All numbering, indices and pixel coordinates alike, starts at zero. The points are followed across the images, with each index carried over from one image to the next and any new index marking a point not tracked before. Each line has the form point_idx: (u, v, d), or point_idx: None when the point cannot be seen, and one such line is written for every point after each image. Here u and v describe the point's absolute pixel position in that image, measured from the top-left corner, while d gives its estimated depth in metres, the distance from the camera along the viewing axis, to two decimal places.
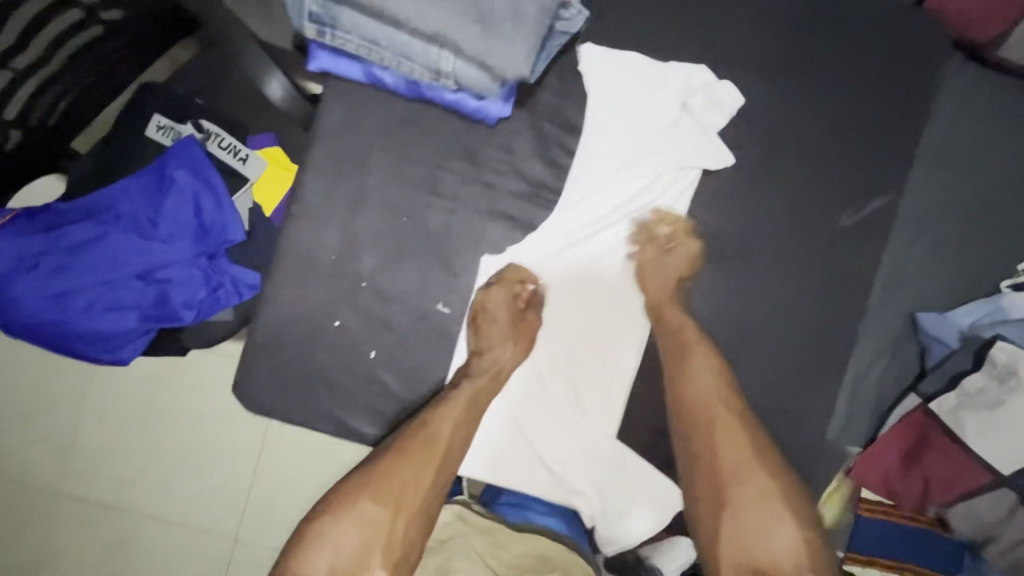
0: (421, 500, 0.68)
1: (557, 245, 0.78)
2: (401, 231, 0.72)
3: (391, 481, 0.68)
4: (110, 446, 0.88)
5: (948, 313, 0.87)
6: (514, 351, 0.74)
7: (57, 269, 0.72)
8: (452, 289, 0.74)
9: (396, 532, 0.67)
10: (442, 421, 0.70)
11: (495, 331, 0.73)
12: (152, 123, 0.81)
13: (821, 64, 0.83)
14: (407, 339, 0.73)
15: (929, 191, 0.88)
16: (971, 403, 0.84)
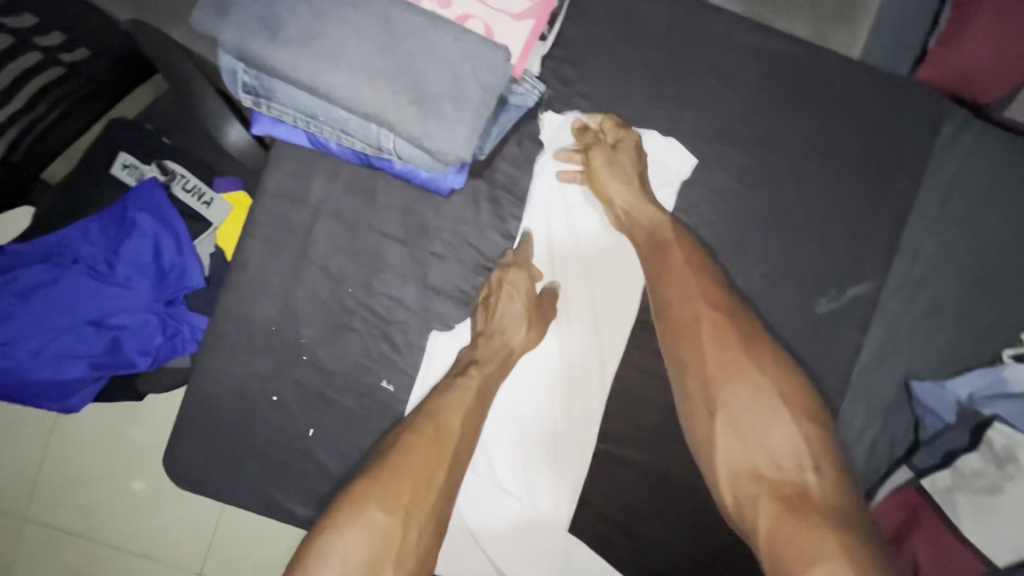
0: (430, 505, 0.73)
1: (562, 233, 0.86)
2: (346, 302, 0.82)
3: (402, 485, 0.72)
4: (113, 498, 1.44)
5: (947, 384, 0.95)
6: (527, 334, 0.82)
7: (14, 311, 0.87)
8: (394, 367, 0.82)
9: (409, 541, 0.70)
10: (454, 401, 0.78)
11: (509, 313, 0.81)
12: (119, 161, 0.99)
13: (788, 137, 0.89)
14: (346, 419, 0.81)
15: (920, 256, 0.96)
16: (968, 486, 0.88)
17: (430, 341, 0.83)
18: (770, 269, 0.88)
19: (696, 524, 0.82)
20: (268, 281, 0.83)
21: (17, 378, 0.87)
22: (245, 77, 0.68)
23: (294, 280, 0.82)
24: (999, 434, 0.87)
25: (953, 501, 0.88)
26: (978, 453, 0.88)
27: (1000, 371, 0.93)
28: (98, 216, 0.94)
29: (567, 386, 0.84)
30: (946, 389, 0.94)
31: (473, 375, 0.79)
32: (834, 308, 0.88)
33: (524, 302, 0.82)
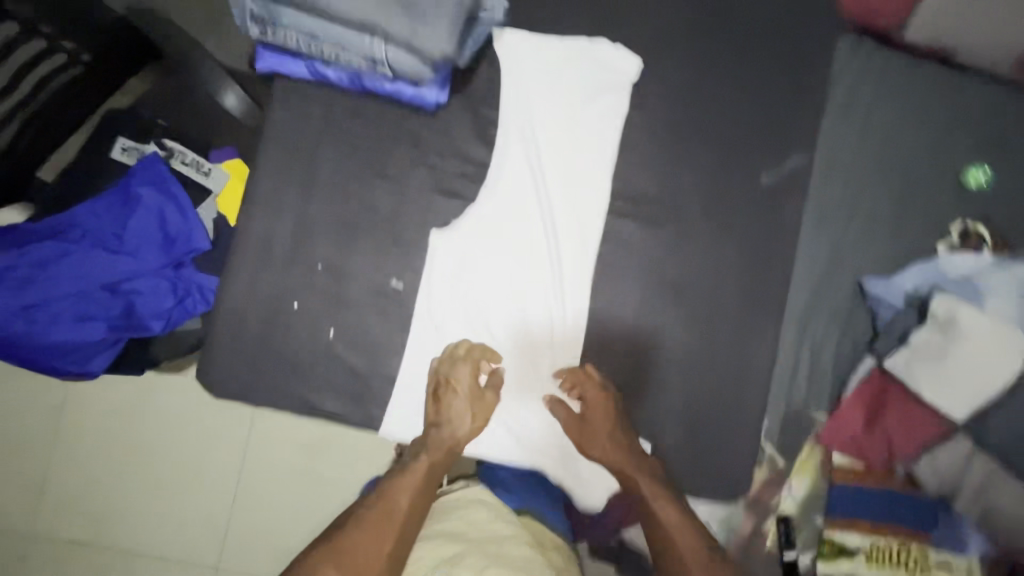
0: (381, 574, 0.73)
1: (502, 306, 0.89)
2: (347, 216, 0.87)
3: (350, 559, 0.74)
4: (131, 512, 1.44)
5: (893, 279, 1.19)
6: (471, 424, 0.86)
7: (29, 281, 0.91)
8: (404, 266, 0.88)
9: None
10: (407, 484, 0.82)
11: (455, 406, 0.86)
12: (118, 145, 1.05)
13: (722, 34, 0.96)
14: (360, 321, 0.86)
15: (847, 164, 1.22)
16: (921, 356, 1.15)
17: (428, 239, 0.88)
18: (719, 155, 0.92)
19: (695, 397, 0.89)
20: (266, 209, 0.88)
21: (35, 342, 0.91)
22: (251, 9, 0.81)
23: (291, 206, 0.87)
24: (940, 306, 1.15)
25: (910, 370, 1.15)
26: (927, 325, 1.15)
27: (935, 262, 1.21)
28: (102, 196, 0.99)
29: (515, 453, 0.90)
30: (895, 283, 1.19)
31: (423, 464, 0.84)
32: (774, 185, 0.92)
33: (469, 402, 0.86)
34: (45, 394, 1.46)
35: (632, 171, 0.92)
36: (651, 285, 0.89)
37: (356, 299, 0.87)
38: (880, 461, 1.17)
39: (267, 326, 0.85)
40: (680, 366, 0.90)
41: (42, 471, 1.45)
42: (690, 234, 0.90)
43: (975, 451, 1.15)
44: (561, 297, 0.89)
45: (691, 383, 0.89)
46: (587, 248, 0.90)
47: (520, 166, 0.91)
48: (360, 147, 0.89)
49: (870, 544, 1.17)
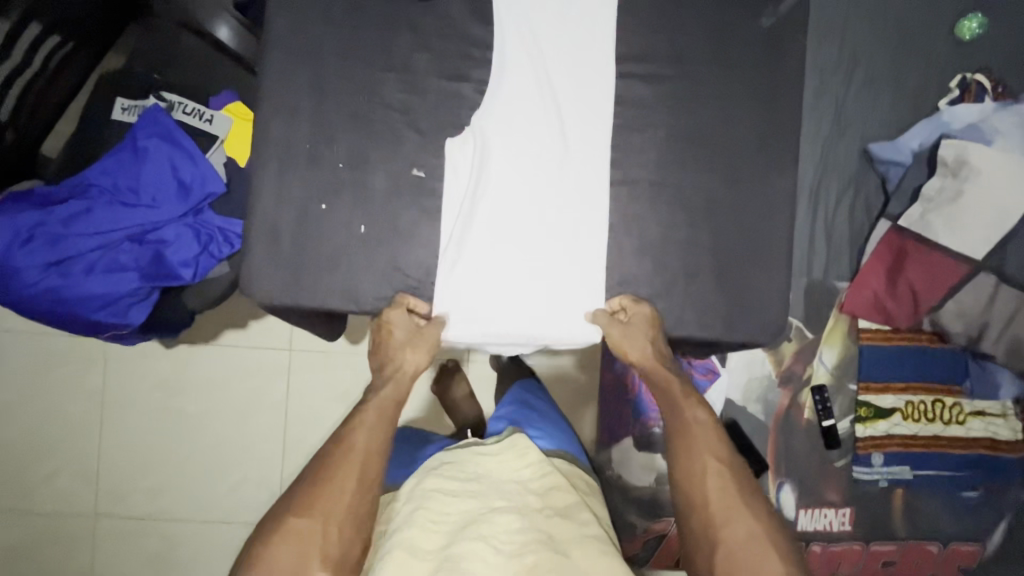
0: (345, 506, 0.74)
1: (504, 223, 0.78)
2: (330, 110, 0.76)
3: (314, 499, 0.74)
4: (180, 481, 1.48)
5: (900, 141, 1.22)
6: (415, 356, 0.78)
7: (56, 240, 0.93)
8: (400, 155, 0.77)
9: (328, 536, 0.74)
10: (364, 423, 0.77)
11: (401, 336, 0.77)
12: (117, 106, 1.06)
13: None
14: (369, 232, 0.76)
15: (834, 39, 1.26)
16: (937, 205, 1.16)
17: (443, 129, 0.77)
18: None
19: (741, 263, 0.81)
20: (261, 118, 0.77)
21: (72, 296, 0.93)
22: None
23: (290, 107, 0.76)
24: (949, 152, 1.15)
25: (928, 224, 1.16)
26: (938, 174, 1.16)
27: (939, 116, 1.22)
28: (112, 153, 0.99)
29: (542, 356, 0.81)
30: (898, 143, 1.22)
31: (373, 409, 0.78)
32: (777, 23, 0.81)
33: (410, 344, 0.77)
34: (79, 381, 1.47)
35: (636, 26, 0.79)
36: (674, 152, 0.80)
37: (376, 202, 0.76)
38: (908, 319, 1.20)
39: (276, 243, 0.76)
40: (739, 235, 0.81)
41: (92, 455, 1.47)
42: (707, 87, 0.80)
43: (999, 289, 1.16)
44: (575, 205, 0.79)
45: (744, 258, 0.81)
46: (597, 143, 0.79)
47: (522, 47, 0.77)
48: (349, 28, 0.76)
49: (907, 402, 1.25)
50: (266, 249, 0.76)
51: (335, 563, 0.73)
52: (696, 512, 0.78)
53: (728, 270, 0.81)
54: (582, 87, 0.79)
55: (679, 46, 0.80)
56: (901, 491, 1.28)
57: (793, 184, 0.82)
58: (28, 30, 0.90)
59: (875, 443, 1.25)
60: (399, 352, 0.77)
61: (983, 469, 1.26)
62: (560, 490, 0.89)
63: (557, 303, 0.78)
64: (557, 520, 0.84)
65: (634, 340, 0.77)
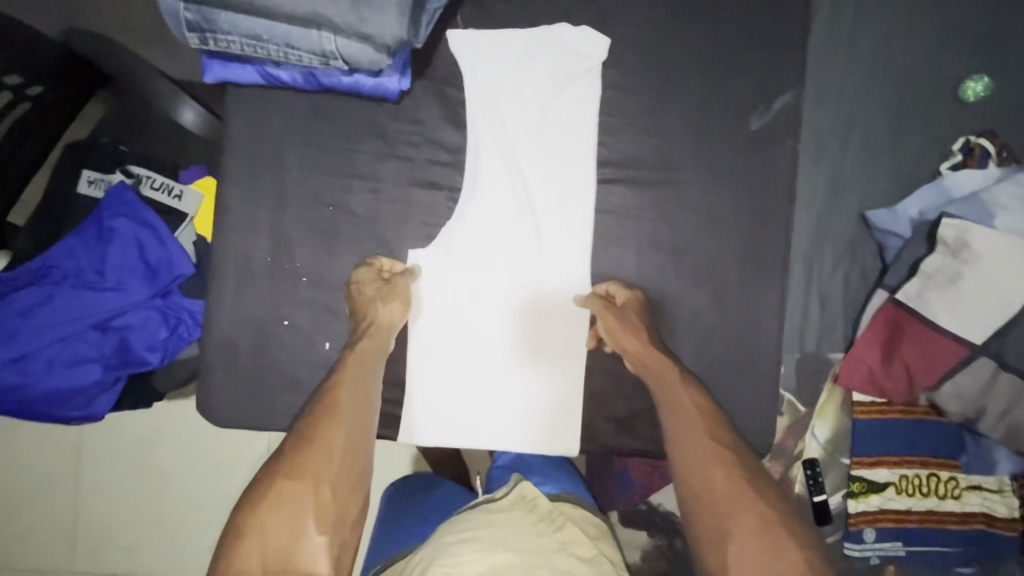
0: (336, 462, 0.63)
1: (475, 314, 0.76)
2: (293, 222, 0.73)
3: (303, 456, 0.63)
4: (159, 538, 1.45)
5: (898, 209, 1.18)
6: (395, 308, 0.71)
7: (15, 332, 0.89)
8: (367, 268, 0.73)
9: (322, 497, 0.61)
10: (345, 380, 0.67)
11: (378, 295, 0.71)
12: (84, 179, 1.01)
13: None
14: (334, 350, 0.73)
15: (831, 103, 1.22)
16: (935, 284, 1.12)
17: (412, 239, 0.74)
18: (711, 94, 0.76)
19: (722, 375, 0.78)
20: (221, 225, 0.74)
21: (34, 390, 0.90)
22: (186, 13, 0.59)
23: (251, 216, 0.73)
24: (950, 231, 1.11)
25: (926, 301, 1.12)
26: (937, 252, 1.12)
27: (940, 183, 1.17)
28: (77, 233, 0.95)
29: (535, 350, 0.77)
30: (897, 212, 1.18)
31: (352, 363, 0.69)
32: (767, 124, 0.77)
33: (382, 298, 0.70)
34: (57, 435, 1.45)
35: (616, 130, 0.76)
36: (655, 261, 0.77)
37: (340, 318, 0.73)
38: (904, 397, 1.16)
39: (237, 361, 0.72)
40: (723, 347, 0.78)
41: (70, 512, 1.45)
42: (691, 194, 0.77)
43: (998, 375, 1.11)
44: (551, 294, 0.77)
45: (727, 373, 0.78)
46: (575, 233, 0.76)
47: (497, 154, 0.75)
48: (314, 137, 0.73)
49: (902, 476, 1.21)
50: (225, 367, 0.73)
51: (333, 524, 0.60)
52: (702, 505, 0.65)
53: (713, 386, 0.78)
54: (558, 197, 0.76)
55: (662, 151, 0.76)
56: (892, 567, 1.24)
57: (781, 291, 0.79)
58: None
59: (867, 518, 1.21)
60: (372, 302, 0.70)
61: (980, 546, 1.22)
62: (577, 541, 0.82)
63: (523, 412, 0.77)
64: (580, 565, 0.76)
65: (622, 327, 0.73)
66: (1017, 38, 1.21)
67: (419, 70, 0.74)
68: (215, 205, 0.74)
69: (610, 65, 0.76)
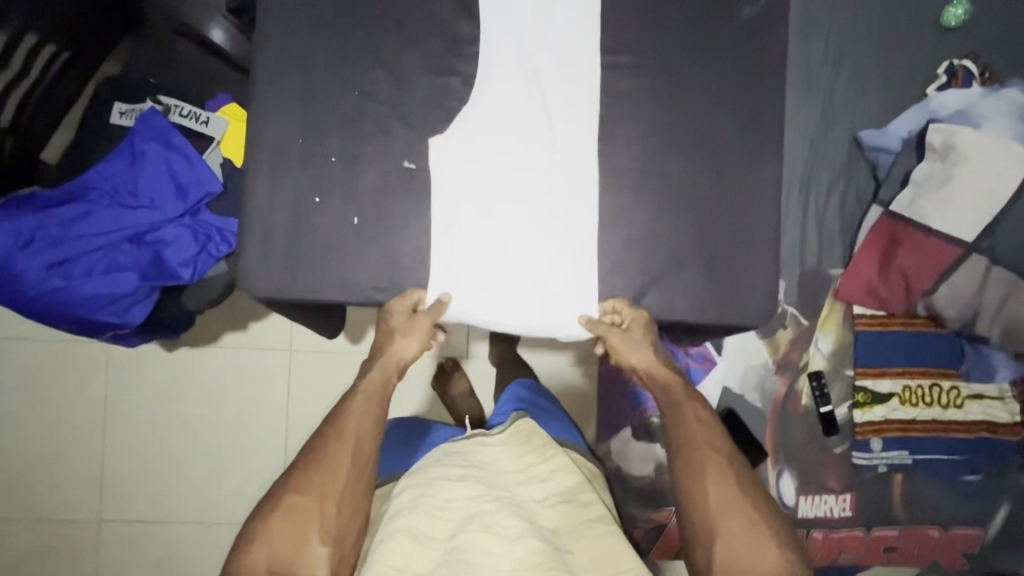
0: (342, 484, 0.77)
1: (492, 194, 0.80)
2: (323, 108, 0.78)
3: (307, 483, 0.76)
4: (183, 483, 1.49)
5: (888, 129, 1.24)
6: (412, 344, 0.81)
7: (56, 242, 0.94)
8: (392, 151, 0.79)
9: (328, 515, 0.76)
10: (354, 409, 0.80)
11: (401, 329, 0.80)
12: (115, 110, 1.07)
13: None
14: (363, 227, 0.78)
15: (820, 29, 1.28)
16: (927, 190, 1.17)
17: (432, 124, 0.79)
18: None
19: (729, 248, 0.83)
20: (255, 114, 0.80)
21: (74, 296, 0.95)
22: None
23: (282, 104, 0.78)
24: (936, 136, 1.16)
25: (919, 208, 1.17)
26: (927, 159, 1.18)
27: (925, 104, 1.24)
28: (111, 157, 1.00)
29: (550, 231, 0.80)
30: (888, 130, 1.24)
31: (361, 394, 0.81)
32: (758, 13, 0.83)
33: (404, 331, 0.80)
34: (82, 385, 1.48)
35: (618, 18, 0.81)
36: (660, 141, 0.82)
37: (368, 195, 0.78)
38: (902, 305, 1.22)
39: (273, 238, 0.78)
40: (728, 222, 0.83)
41: (96, 460, 1.48)
42: (691, 76, 0.82)
43: (991, 270, 1.17)
44: (564, 170, 0.81)
45: (733, 245, 0.83)
46: (585, 113, 0.81)
47: (508, 45, 0.80)
48: (339, 28, 0.78)
49: (905, 387, 1.25)
50: (263, 245, 0.78)
51: (334, 538, 0.75)
52: (699, 513, 0.77)
53: (719, 257, 0.82)
54: (567, 80, 0.81)
55: (664, 38, 0.82)
56: (900, 476, 1.28)
57: (778, 169, 0.84)
58: (24, 42, 0.93)
59: (873, 428, 1.25)
60: (396, 337, 0.81)
61: (983, 452, 1.26)
62: (564, 473, 0.94)
63: (541, 286, 0.80)
64: (560, 505, 0.90)
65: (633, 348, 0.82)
66: None
67: None
68: (249, 98, 0.80)
69: None
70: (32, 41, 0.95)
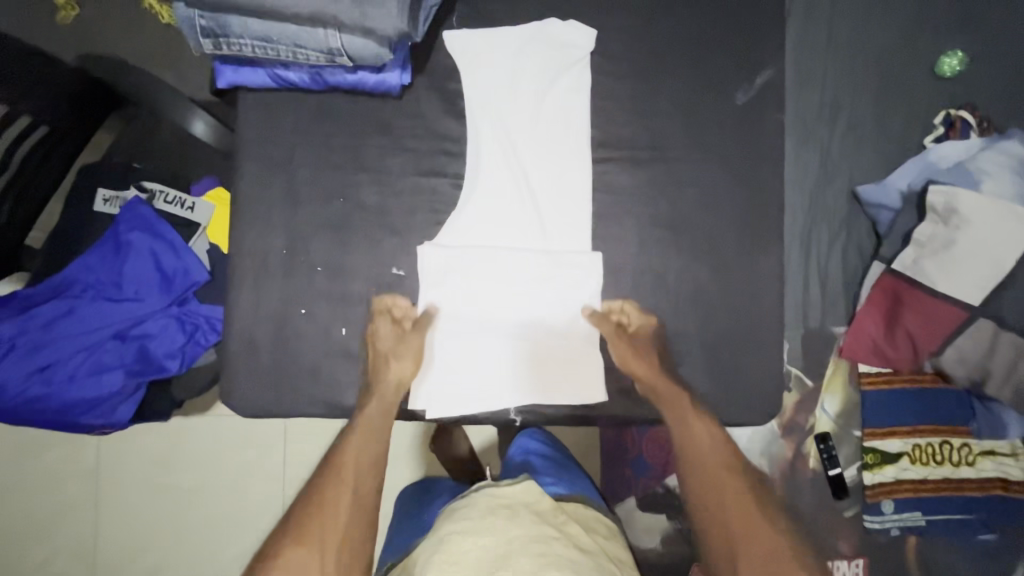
0: (342, 525, 0.77)
1: (482, 299, 0.77)
2: (305, 216, 0.76)
3: (309, 527, 0.76)
4: (176, 559, 1.44)
5: (887, 183, 1.21)
6: (408, 363, 0.74)
7: (40, 344, 0.92)
8: (378, 258, 0.76)
9: (329, 563, 0.74)
10: (351, 447, 0.81)
11: (395, 347, 0.74)
12: (99, 197, 1.05)
13: None
14: (351, 339, 0.76)
15: (814, 84, 1.26)
16: (929, 251, 1.14)
17: (419, 229, 0.77)
18: (696, 72, 0.80)
19: (733, 341, 0.80)
20: (238, 224, 0.77)
21: (58, 399, 0.92)
22: (200, 21, 0.63)
23: (265, 214, 0.76)
24: (938, 199, 1.13)
25: (921, 268, 1.15)
26: (928, 220, 1.15)
27: (925, 156, 1.21)
28: (94, 249, 0.97)
29: (542, 335, 0.78)
30: (886, 185, 1.21)
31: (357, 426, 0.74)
32: (752, 98, 0.81)
33: (395, 354, 0.74)
34: (72, 459, 1.44)
35: (607, 112, 0.79)
36: (655, 235, 0.80)
37: (354, 305, 0.76)
38: (909, 363, 1.18)
39: (257, 353, 0.75)
40: (728, 316, 0.80)
41: (87, 538, 1.43)
42: (684, 168, 0.80)
43: (998, 336, 1.12)
44: (557, 272, 0.78)
45: (734, 342, 0.80)
46: (576, 212, 0.78)
47: (496, 146, 0.78)
48: (321, 133, 0.76)
49: (914, 446, 1.22)
50: (246, 361, 0.75)
51: None
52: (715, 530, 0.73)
53: (720, 354, 0.80)
54: (559, 180, 0.78)
55: (656, 130, 0.80)
56: (914, 539, 1.24)
57: (778, 257, 0.81)
58: (20, 120, 0.91)
59: (884, 490, 1.22)
60: (385, 359, 0.74)
61: (1000, 512, 1.22)
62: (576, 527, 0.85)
63: (535, 392, 0.77)
64: (580, 556, 0.79)
65: (636, 356, 0.77)
66: (984, 15, 1.26)
67: (419, 66, 0.77)
68: (231, 206, 0.77)
69: (598, 54, 0.80)
70: (26, 124, 0.92)
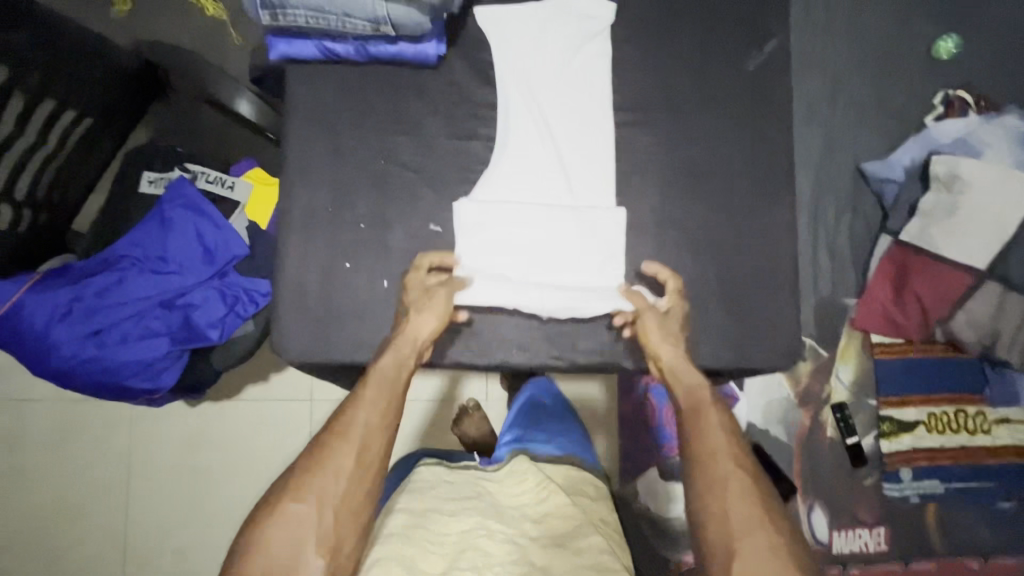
0: (345, 486, 0.67)
1: (514, 253, 0.82)
2: (348, 177, 0.82)
3: (307, 481, 0.66)
4: (204, 541, 1.46)
5: (890, 160, 1.27)
6: (433, 323, 0.76)
7: (90, 312, 0.97)
8: (417, 215, 0.82)
9: (327, 525, 0.65)
10: (361, 404, 0.71)
11: (422, 295, 0.77)
12: (143, 180, 1.12)
13: None
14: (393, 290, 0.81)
15: (817, 66, 1.32)
16: (935, 219, 1.19)
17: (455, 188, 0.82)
18: (708, 41, 0.86)
19: (758, 292, 0.85)
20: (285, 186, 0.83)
21: (109, 364, 0.97)
22: None
23: (310, 175, 0.81)
24: (940, 167, 1.19)
25: (929, 235, 1.19)
26: (933, 189, 1.19)
27: (925, 134, 1.27)
28: (141, 224, 1.03)
29: (572, 286, 0.82)
30: (890, 162, 1.26)
31: (372, 384, 0.72)
32: (762, 64, 0.87)
33: (424, 305, 0.77)
34: (103, 445, 1.47)
35: (627, 79, 0.85)
36: (675, 192, 0.85)
37: (393, 257, 0.81)
38: (921, 331, 1.22)
39: (304, 301, 0.80)
40: (747, 267, 0.85)
41: (117, 520, 1.46)
42: (699, 129, 0.86)
43: (1005, 296, 1.17)
44: (585, 228, 0.82)
45: (755, 290, 0.85)
46: (600, 170, 0.84)
47: (525, 113, 0.84)
48: (362, 100, 0.82)
49: (930, 414, 1.24)
50: (294, 311, 0.80)
51: (332, 552, 0.65)
52: (713, 527, 0.66)
53: (744, 303, 0.84)
54: (584, 143, 0.84)
55: (672, 94, 0.86)
56: (934, 506, 1.26)
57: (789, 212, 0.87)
58: (66, 115, 0.96)
59: (901, 458, 1.24)
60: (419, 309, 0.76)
61: (1016, 478, 1.24)
62: (558, 510, 0.87)
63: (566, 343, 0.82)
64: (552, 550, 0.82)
65: (661, 334, 0.78)
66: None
67: (452, 38, 0.84)
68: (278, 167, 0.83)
69: (617, 27, 0.86)
70: (70, 117, 0.98)
